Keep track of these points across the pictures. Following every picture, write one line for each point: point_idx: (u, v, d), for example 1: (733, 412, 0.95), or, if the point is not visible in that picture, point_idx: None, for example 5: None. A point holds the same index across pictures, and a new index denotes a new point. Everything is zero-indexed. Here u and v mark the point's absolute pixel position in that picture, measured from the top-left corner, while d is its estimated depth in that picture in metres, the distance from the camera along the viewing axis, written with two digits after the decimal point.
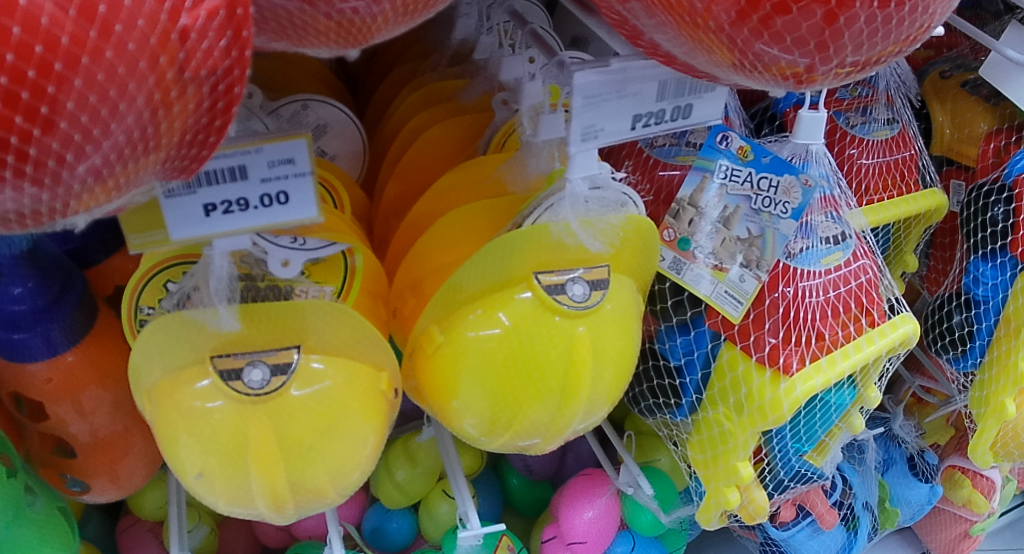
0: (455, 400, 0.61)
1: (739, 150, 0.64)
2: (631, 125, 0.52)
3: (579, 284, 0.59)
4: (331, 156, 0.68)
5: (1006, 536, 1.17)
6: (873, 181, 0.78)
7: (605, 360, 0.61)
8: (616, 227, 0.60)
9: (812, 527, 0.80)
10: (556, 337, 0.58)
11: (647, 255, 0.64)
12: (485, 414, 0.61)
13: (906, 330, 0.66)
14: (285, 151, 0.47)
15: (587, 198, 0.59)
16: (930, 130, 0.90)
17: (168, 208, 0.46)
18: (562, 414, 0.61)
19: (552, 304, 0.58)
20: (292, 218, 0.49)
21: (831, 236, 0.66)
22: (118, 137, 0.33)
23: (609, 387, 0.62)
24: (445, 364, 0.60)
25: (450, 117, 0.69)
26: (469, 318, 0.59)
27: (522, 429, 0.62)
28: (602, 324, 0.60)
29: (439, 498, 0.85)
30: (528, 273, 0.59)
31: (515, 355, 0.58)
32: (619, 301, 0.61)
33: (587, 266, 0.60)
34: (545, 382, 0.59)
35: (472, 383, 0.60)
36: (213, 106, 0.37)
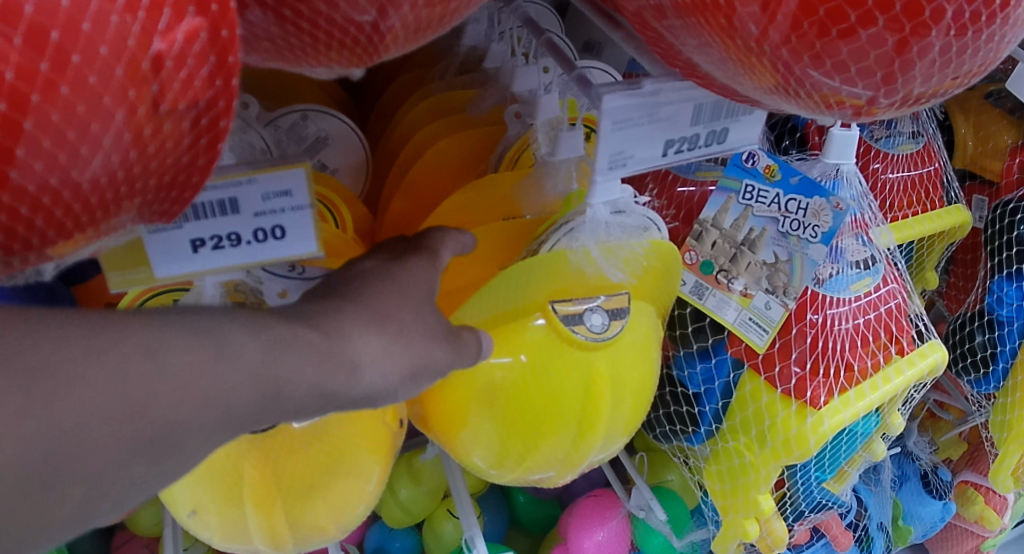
0: (464, 432, 0.57)
1: (765, 169, 0.59)
2: (662, 151, 0.48)
3: (597, 313, 0.55)
4: (332, 169, 0.64)
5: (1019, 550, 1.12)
6: (898, 197, 0.75)
7: (623, 391, 0.57)
8: (635, 249, 0.57)
9: (824, 548, 0.80)
10: (573, 367, 0.54)
11: (667, 276, 0.61)
12: (495, 449, 0.57)
13: (935, 359, 0.63)
14: (282, 182, 0.43)
15: (608, 222, 0.54)
16: (953, 143, 0.89)
17: (151, 244, 0.42)
18: (577, 447, 0.57)
19: (569, 335, 0.54)
20: (290, 254, 0.45)
21: (860, 260, 0.63)
22: (80, 188, 0.27)
23: (626, 419, 0.59)
24: (453, 393, 0.55)
25: (460, 130, 0.64)
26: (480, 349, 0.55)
27: (534, 464, 0.58)
28: (621, 353, 0.56)
29: (443, 517, 0.82)
30: (545, 301, 0.55)
31: (530, 387, 0.54)
32: (636, 327, 0.58)
33: (607, 294, 0.56)
34: (560, 416, 0.55)
35: (484, 417, 0.55)
36: (195, 142, 0.29)
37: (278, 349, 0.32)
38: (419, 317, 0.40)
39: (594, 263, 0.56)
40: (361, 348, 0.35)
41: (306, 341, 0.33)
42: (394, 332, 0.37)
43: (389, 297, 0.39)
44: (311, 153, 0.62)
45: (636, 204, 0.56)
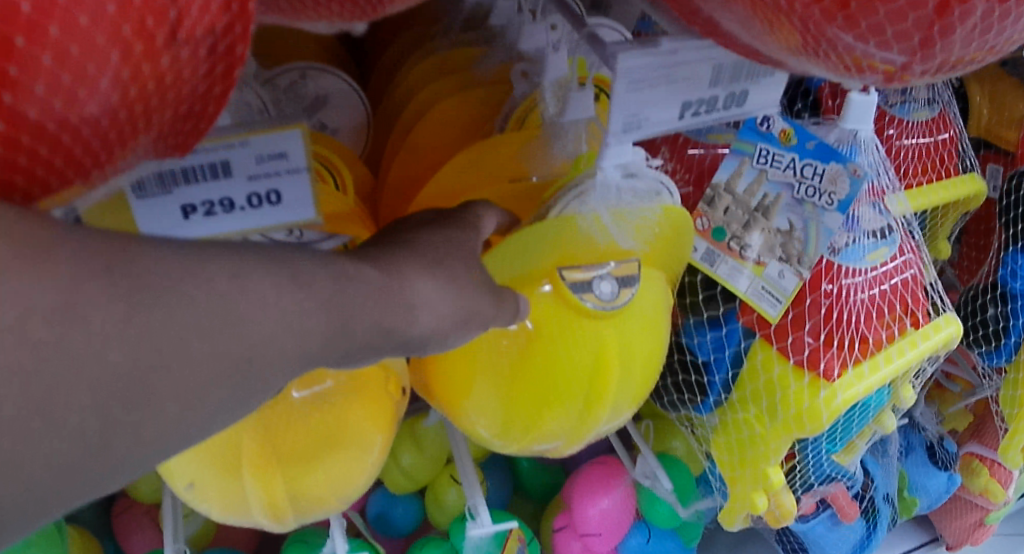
0: (469, 403, 0.55)
1: (781, 133, 0.56)
2: (678, 114, 0.46)
3: (606, 281, 0.53)
4: (332, 130, 0.62)
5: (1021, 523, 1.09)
6: (911, 165, 0.73)
7: (633, 361, 0.55)
8: (646, 215, 0.56)
9: (830, 519, 0.79)
10: (581, 336, 0.53)
11: (679, 244, 0.59)
12: (501, 421, 0.56)
13: (950, 333, 0.62)
14: (277, 144, 0.42)
15: (619, 187, 0.53)
16: (966, 112, 0.86)
17: (140, 210, 0.40)
18: (585, 418, 0.56)
19: (578, 304, 0.53)
20: (285, 219, 0.44)
21: (876, 229, 0.61)
22: (98, 124, 0.25)
23: (635, 389, 0.57)
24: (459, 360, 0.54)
25: (463, 89, 0.62)
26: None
27: (540, 436, 0.57)
28: (630, 323, 0.55)
29: (446, 485, 0.79)
30: (553, 268, 0.53)
31: (538, 355, 0.53)
32: (646, 296, 0.56)
33: (617, 261, 0.54)
34: (568, 387, 0.54)
35: (489, 387, 0.54)
36: (211, 71, 0.28)
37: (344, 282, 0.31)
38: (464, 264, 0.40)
39: (605, 229, 0.54)
40: (414, 293, 0.35)
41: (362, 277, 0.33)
42: (442, 276, 0.38)
43: (439, 244, 0.40)
44: (310, 113, 0.60)
45: (648, 169, 0.55)
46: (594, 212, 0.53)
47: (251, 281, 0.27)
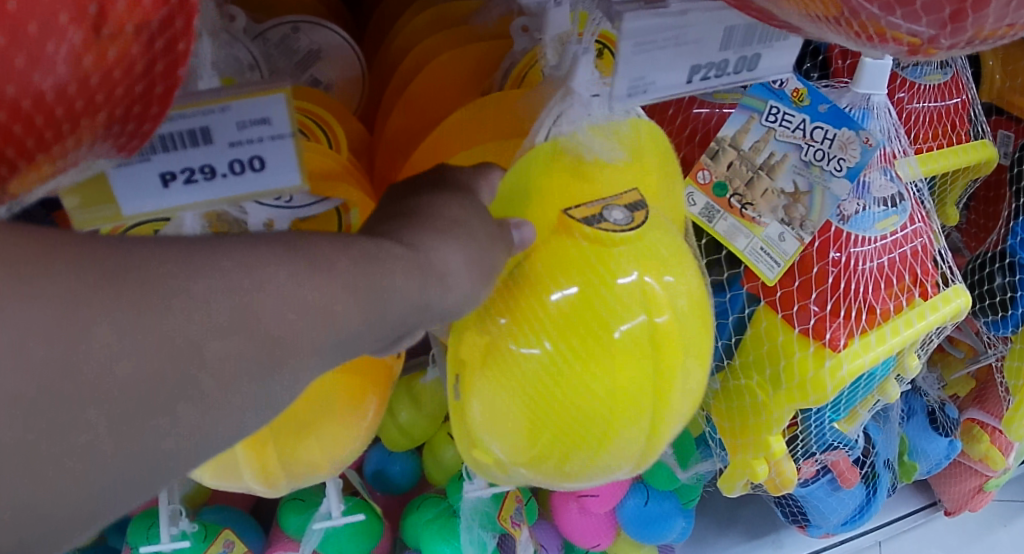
0: (514, 442, 0.45)
1: (793, 92, 0.57)
2: (687, 78, 0.43)
3: (616, 209, 0.46)
4: (325, 86, 0.60)
5: (1017, 487, 1.06)
6: (923, 129, 0.70)
7: (691, 327, 0.46)
8: (630, 132, 0.50)
9: (830, 484, 0.79)
10: (624, 308, 0.43)
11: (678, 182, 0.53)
12: (559, 452, 0.45)
13: (959, 304, 0.60)
14: (260, 109, 0.40)
15: (594, 102, 0.48)
16: (977, 75, 0.81)
17: (116, 179, 0.39)
18: (661, 416, 0.45)
19: (599, 235, 0.44)
20: (271, 186, 0.43)
21: (887, 197, 0.59)
22: (35, 120, 0.26)
23: (701, 366, 0.47)
24: (491, 391, 0.45)
25: (463, 44, 0.60)
26: (500, 334, 0.45)
27: (621, 446, 0.45)
28: (674, 277, 0.45)
29: (443, 442, 0.78)
30: (557, 219, 0.45)
31: (579, 358, 0.43)
32: (671, 236, 0.48)
33: (620, 190, 0.47)
34: (627, 363, 0.43)
35: (532, 407, 0.44)
36: (151, 67, 0.29)
37: (366, 263, 0.31)
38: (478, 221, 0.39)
39: (597, 153, 0.48)
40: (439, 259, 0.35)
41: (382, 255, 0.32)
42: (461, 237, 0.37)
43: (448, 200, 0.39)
44: (303, 68, 0.58)
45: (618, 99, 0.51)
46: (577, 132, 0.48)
47: (264, 268, 0.27)
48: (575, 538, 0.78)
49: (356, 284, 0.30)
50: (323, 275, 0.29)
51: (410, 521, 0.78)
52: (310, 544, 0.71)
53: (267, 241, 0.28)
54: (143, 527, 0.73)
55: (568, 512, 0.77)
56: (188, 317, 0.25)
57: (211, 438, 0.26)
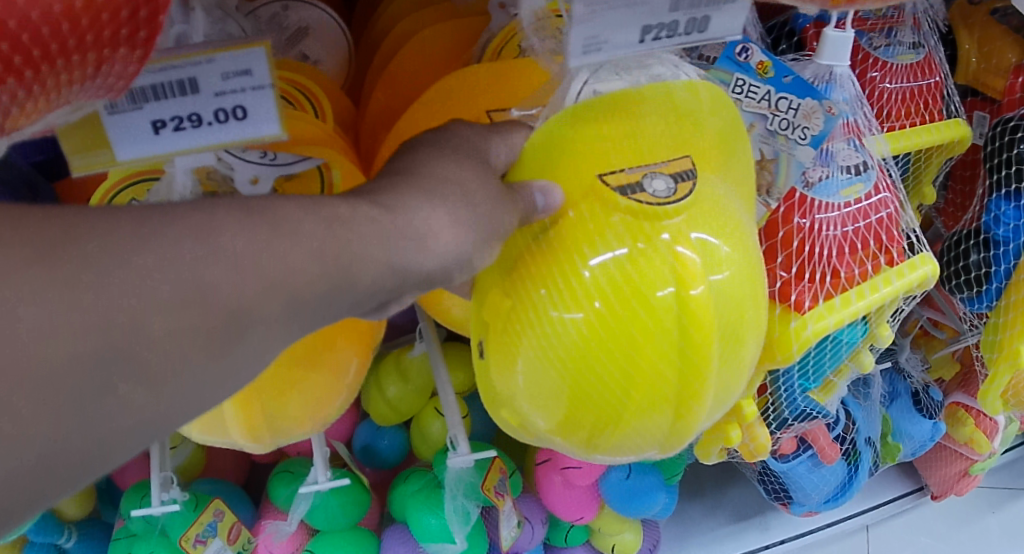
0: (541, 406, 0.49)
1: (758, 65, 0.59)
2: (639, 38, 0.46)
3: (659, 177, 0.47)
4: (314, 62, 0.63)
5: (1006, 474, 1.06)
6: (894, 107, 0.72)
7: (727, 308, 0.47)
8: (677, 96, 0.51)
9: (812, 460, 0.80)
10: (655, 284, 0.45)
11: (739, 151, 0.53)
12: (581, 418, 0.48)
13: (925, 272, 0.61)
14: (241, 61, 0.44)
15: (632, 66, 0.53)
16: (954, 59, 0.83)
17: (111, 125, 0.43)
18: (687, 395, 0.47)
19: (636, 206, 0.46)
20: (251, 135, 0.46)
21: (852, 165, 0.61)
22: None
23: (736, 347, 0.48)
24: (529, 357, 0.48)
25: (445, 20, 0.63)
26: (539, 303, 0.47)
27: (650, 417, 0.48)
28: (713, 253, 0.46)
29: (430, 417, 0.80)
30: (591, 183, 0.47)
31: (607, 331, 0.46)
32: (717, 204, 0.48)
33: (664, 158, 0.48)
34: (660, 338, 0.45)
35: (565, 375, 0.47)
36: None
37: (341, 225, 0.36)
38: (477, 179, 0.42)
39: (642, 119, 0.49)
40: (416, 220, 0.38)
41: (363, 221, 0.36)
42: (455, 200, 0.40)
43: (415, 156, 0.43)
44: (292, 44, 0.61)
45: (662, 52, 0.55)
46: (618, 95, 0.50)
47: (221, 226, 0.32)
48: (560, 511, 0.80)
49: (328, 238, 0.35)
50: (297, 236, 0.34)
51: (397, 493, 0.80)
52: (297, 510, 0.74)
53: (248, 209, 0.34)
54: (137, 496, 0.76)
55: (552, 484, 0.78)
56: (185, 260, 0.31)
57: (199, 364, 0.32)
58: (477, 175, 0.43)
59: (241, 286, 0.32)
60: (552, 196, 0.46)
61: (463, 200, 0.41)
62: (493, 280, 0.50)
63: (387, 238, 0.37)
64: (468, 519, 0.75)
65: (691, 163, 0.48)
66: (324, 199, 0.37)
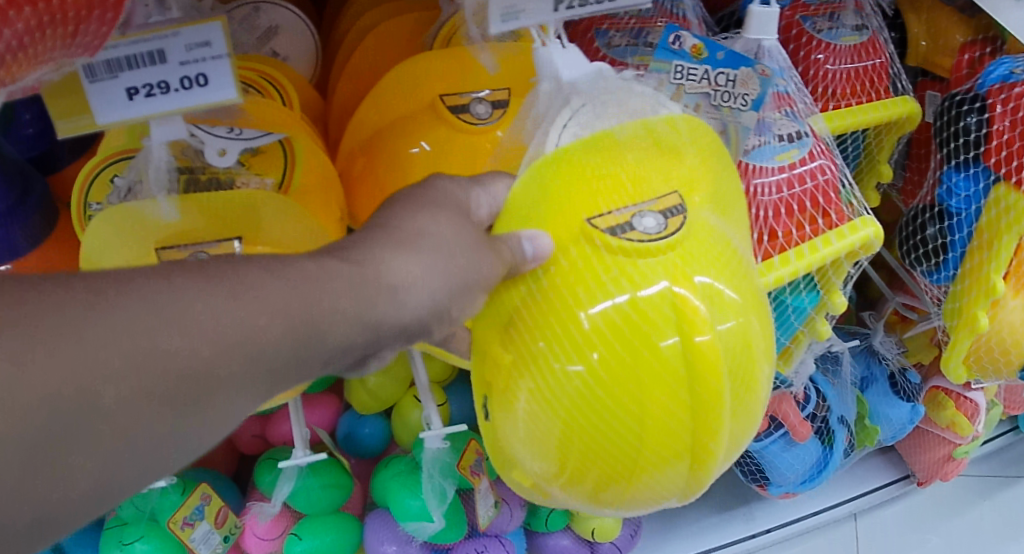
0: (551, 460, 0.49)
1: (692, 49, 0.60)
2: (554, 7, 0.51)
3: (648, 215, 0.47)
4: (283, 58, 0.67)
5: (993, 463, 1.07)
6: (840, 86, 0.75)
7: (734, 345, 0.47)
8: (656, 132, 0.50)
9: (785, 440, 0.81)
10: (658, 325, 0.45)
11: (721, 172, 0.53)
12: (594, 471, 0.48)
13: (867, 233, 0.64)
14: (202, 34, 0.49)
15: (603, 96, 0.51)
16: (904, 41, 0.87)
17: (92, 92, 0.48)
18: (703, 439, 0.47)
19: (626, 247, 0.46)
20: (213, 100, 0.51)
21: (786, 133, 0.65)
22: None
23: (749, 383, 0.48)
24: (539, 413, 0.48)
25: (398, 14, 0.68)
26: (541, 357, 0.47)
27: (669, 464, 0.47)
28: (713, 289, 0.46)
29: (411, 406, 0.83)
30: (579, 228, 0.47)
31: (612, 382, 0.46)
32: (710, 237, 0.48)
33: (653, 196, 0.48)
34: (669, 383, 0.45)
35: (577, 429, 0.47)
36: None
37: (308, 284, 0.37)
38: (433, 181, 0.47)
39: (623, 158, 0.49)
40: (385, 270, 0.40)
41: (331, 276, 0.38)
42: (427, 250, 0.42)
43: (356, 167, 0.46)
44: (263, 42, 0.65)
45: (640, 87, 0.54)
46: (599, 135, 0.50)
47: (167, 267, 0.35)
48: None
49: (293, 299, 0.37)
50: (260, 299, 0.36)
51: (380, 478, 0.81)
52: (280, 493, 0.77)
53: (207, 275, 0.36)
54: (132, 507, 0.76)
55: None
56: (143, 327, 0.33)
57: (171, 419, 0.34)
58: (453, 227, 0.45)
59: (197, 352, 0.34)
60: (540, 243, 0.46)
61: (436, 248, 0.43)
62: (492, 335, 0.50)
63: (356, 290, 0.39)
64: (444, 499, 0.77)
65: (681, 198, 0.48)
66: (290, 258, 0.39)
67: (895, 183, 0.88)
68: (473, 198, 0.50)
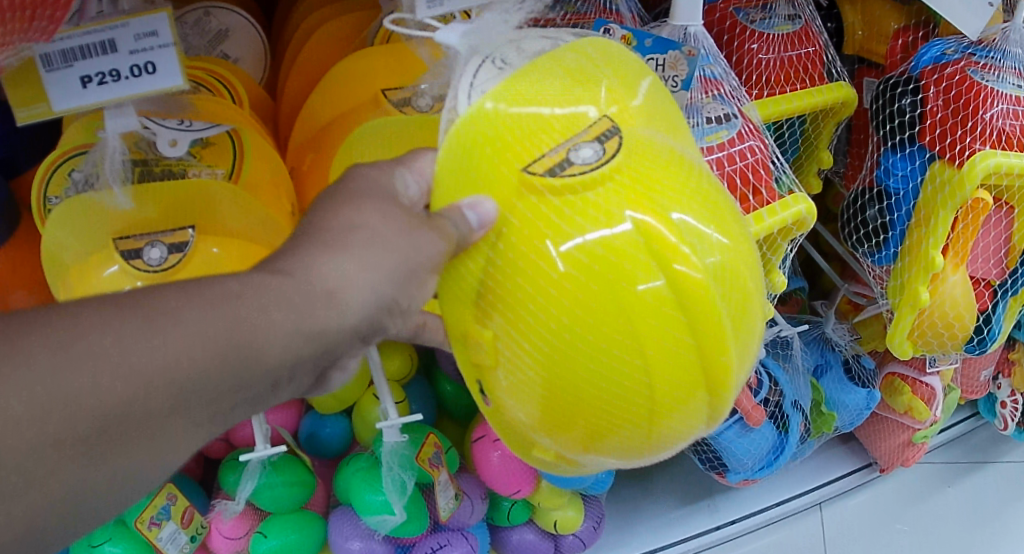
0: (561, 422, 0.47)
1: (622, 39, 0.65)
2: None
3: (584, 147, 0.46)
4: (234, 60, 0.72)
5: (957, 450, 1.19)
6: (773, 73, 0.78)
7: (716, 248, 0.44)
8: (564, 63, 0.51)
9: (740, 425, 0.82)
10: (627, 251, 0.43)
11: (648, 89, 0.52)
12: (611, 424, 0.45)
13: (799, 209, 0.67)
14: (148, 24, 0.52)
15: (505, 46, 0.52)
16: (840, 31, 0.91)
17: (49, 81, 0.52)
18: (712, 352, 0.44)
19: (567, 182, 0.45)
20: (161, 87, 0.54)
21: (716, 115, 0.68)
22: None
23: (745, 288, 0.45)
24: (534, 383, 0.46)
25: (342, 14, 0.73)
26: (519, 321, 0.45)
27: (684, 394, 0.45)
28: (674, 208, 0.44)
29: (370, 403, 0.84)
30: (519, 179, 0.45)
31: (595, 329, 0.43)
32: (654, 152, 0.47)
33: (583, 127, 0.47)
34: (655, 312, 0.43)
35: (573, 385, 0.45)
36: None
37: (228, 302, 0.39)
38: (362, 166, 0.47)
39: (542, 96, 0.48)
40: (319, 277, 0.41)
41: (264, 293, 0.39)
42: (359, 245, 0.43)
43: None
44: (214, 45, 0.70)
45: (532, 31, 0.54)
46: (510, 85, 0.49)
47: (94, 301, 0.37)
48: (496, 485, 0.83)
49: (223, 320, 0.38)
50: (183, 319, 0.37)
51: (342, 475, 0.82)
52: (243, 490, 0.78)
53: (143, 300, 0.38)
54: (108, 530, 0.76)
55: (489, 460, 0.81)
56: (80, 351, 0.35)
57: (130, 420, 0.37)
58: (391, 221, 0.45)
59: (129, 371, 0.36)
60: (483, 209, 0.45)
61: (372, 244, 0.43)
62: (465, 316, 0.49)
63: (289, 303, 0.40)
64: (405, 491, 0.77)
65: (609, 122, 0.48)
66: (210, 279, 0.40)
67: (838, 170, 0.92)
68: (405, 182, 0.49)
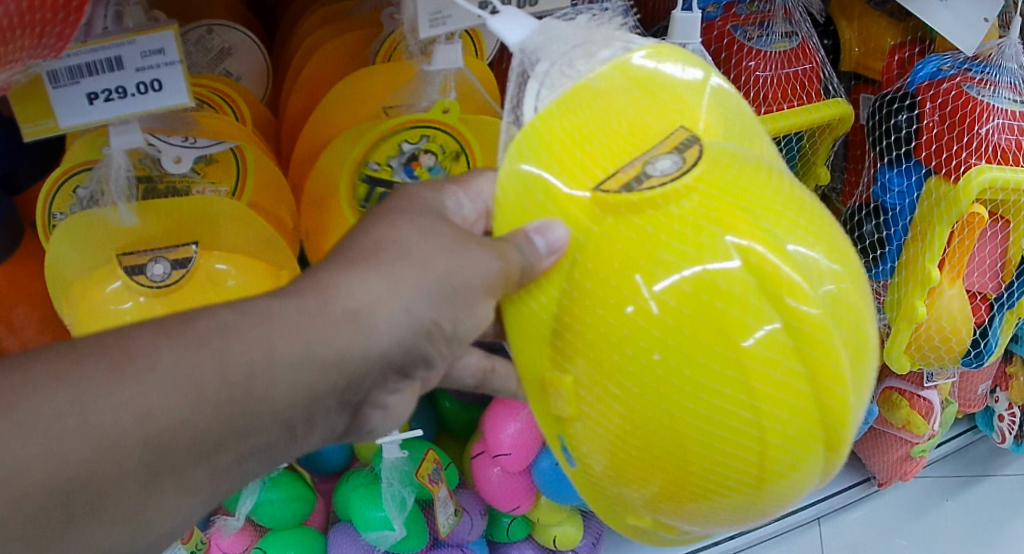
0: (664, 473, 0.44)
1: None
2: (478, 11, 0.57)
3: (661, 160, 0.44)
4: (236, 77, 0.72)
5: (954, 464, 1.20)
6: (770, 90, 0.79)
7: (827, 275, 0.42)
8: (633, 73, 0.47)
9: None
10: (728, 279, 0.41)
11: (731, 102, 0.49)
12: (722, 475, 0.43)
13: None
14: (155, 42, 0.53)
15: (569, 51, 0.48)
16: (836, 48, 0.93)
17: (54, 97, 0.52)
18: (823, 382, 0.42)
19: (649, 196, 0.42)
20: (166, 104, 0.54)
21: None
22: None
23: (857, 318, 0.43)
24: (631, 430, 0.43)
25: (341, 32, 0.74)
26: (609, 362, 0.43)
27: (800, 439, 0.42)
28: (778, 233, 0.42)
29: None
30: (596, 201, 0.43)
31: (700, 369, 0.41)
32: (745, 170, 0.44)
33: (659, 139, 0.45)
34: (766, 348, 0.41)
35: (676, 432, 0.42)
36: None
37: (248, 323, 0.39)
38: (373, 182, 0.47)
39: (614, 108, 0.46)
40: (341, 298, 0.41)
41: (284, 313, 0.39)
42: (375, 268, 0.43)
43: None
44: (216, 63, 0.70)
45: (603, 30, 0.50)
46: (574, 93, 0.46)
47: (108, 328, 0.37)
48: (496, 501, 0.83)
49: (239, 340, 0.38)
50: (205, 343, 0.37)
51: (342, 490, 0.82)
52: (242, 505, 0.77)
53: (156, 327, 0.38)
54: None
55: (488, 476, 0.81)
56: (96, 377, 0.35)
57: (150, 446, 0.36)
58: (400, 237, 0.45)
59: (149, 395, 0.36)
60: (553, 235, 0.43)
61: (386, 264, 0.43)
62: (540, 357, 0.47)
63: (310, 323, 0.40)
64: (404, 507, 0.78)
65: (688, 132, 0.45)
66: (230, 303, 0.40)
67: (835, 185, 0.93)
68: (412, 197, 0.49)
